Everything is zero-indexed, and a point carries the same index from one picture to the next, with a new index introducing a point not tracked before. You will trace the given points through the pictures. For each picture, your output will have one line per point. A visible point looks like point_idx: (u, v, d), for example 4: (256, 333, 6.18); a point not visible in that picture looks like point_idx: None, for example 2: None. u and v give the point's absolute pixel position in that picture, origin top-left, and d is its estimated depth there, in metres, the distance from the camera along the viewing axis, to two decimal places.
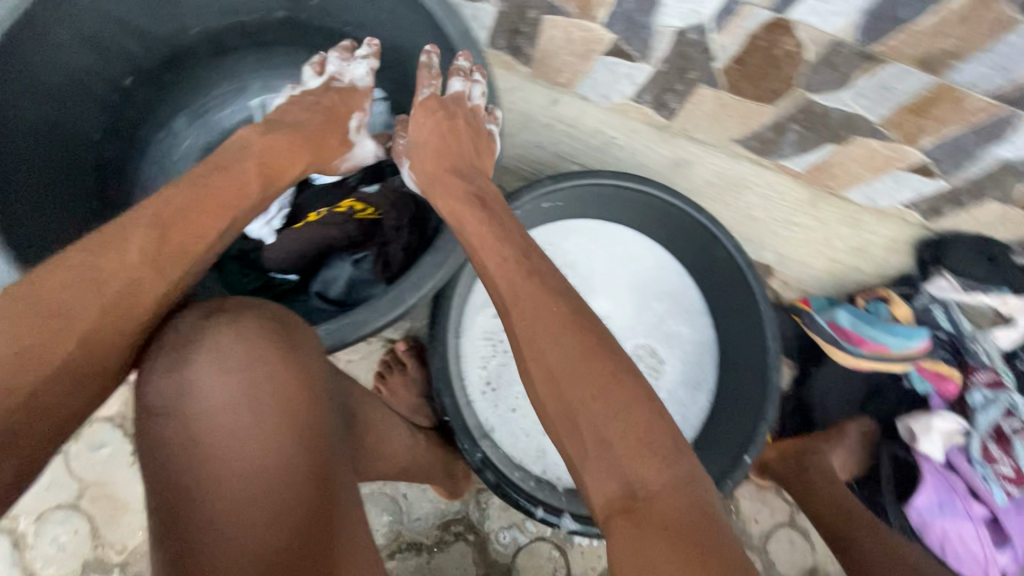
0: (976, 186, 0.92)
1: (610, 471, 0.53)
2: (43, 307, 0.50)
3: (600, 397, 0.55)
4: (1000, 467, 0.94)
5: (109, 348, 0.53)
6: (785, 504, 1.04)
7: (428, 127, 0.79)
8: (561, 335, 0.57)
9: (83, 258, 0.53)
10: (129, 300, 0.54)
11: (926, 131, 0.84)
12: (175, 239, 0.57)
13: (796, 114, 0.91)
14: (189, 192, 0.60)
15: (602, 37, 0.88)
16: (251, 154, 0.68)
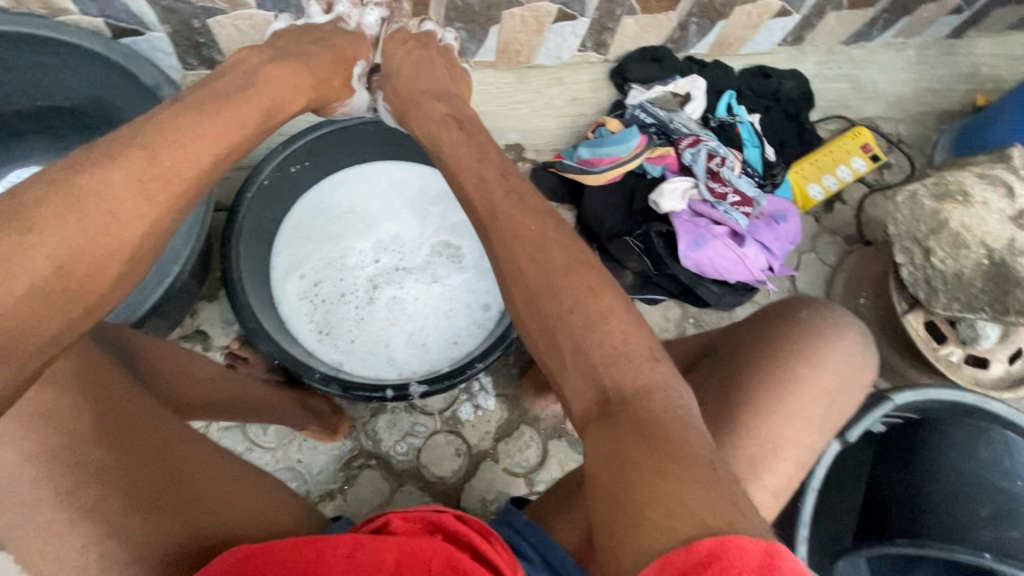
0: (606, 10, 1.18)
1: (586, 379, 0.63)
2: (59, 218, 0.57)
3: (573, 312, 0.65)
4: (727, 199, 1.21)
5: (97, 266, 0.59)
6: None
7: (401, 53, 0.97)
8: (530, 267, 0.68)
9: (72, 178, 0.59)
10: (114, 215, 0.60)
11: None
12: (163, 163, 0.64)
13: (450, 13, 1.10)
14: (180, 117, 0.69)
15: (265, 18, 1.02)
16: (257, 84, 0.78)
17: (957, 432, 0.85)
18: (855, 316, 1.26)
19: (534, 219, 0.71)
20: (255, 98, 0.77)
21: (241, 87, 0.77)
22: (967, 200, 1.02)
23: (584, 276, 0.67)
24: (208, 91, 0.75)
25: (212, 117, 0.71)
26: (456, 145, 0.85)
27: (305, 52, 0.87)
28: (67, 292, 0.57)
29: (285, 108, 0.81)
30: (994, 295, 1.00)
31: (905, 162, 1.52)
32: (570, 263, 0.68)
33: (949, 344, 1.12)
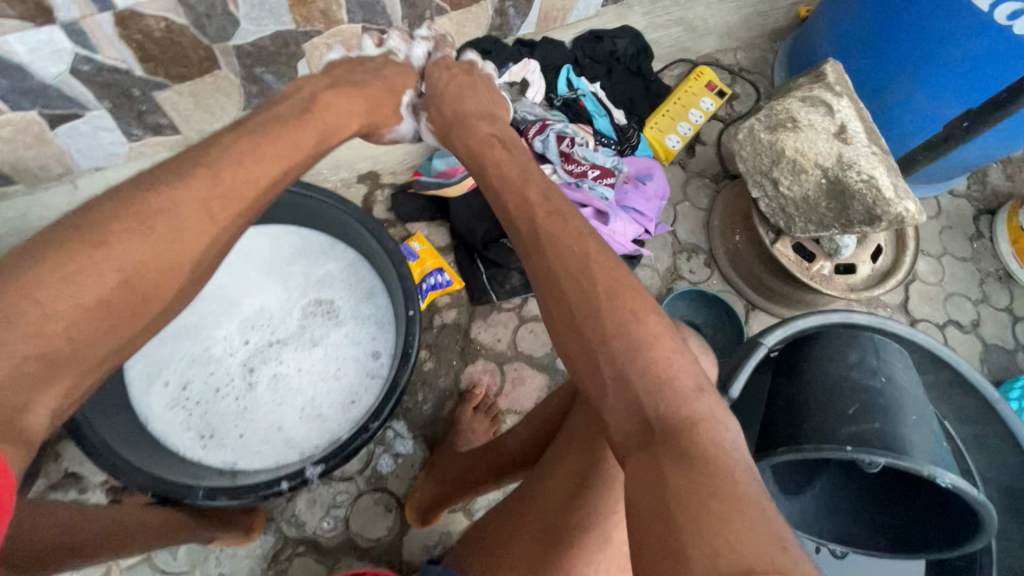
0: (414, 16, 1.13)
1: (625, 405, 0.61)
2: (131, 223, 0.58)
3: (615, 337, 0.65)
4: (587, 176, 1.22)
5: (159, 278, 0.61)
6: (511, 313, 1.22)
7: (446, 77, 1.06)
8: (573, 291, 0.70)
9: (142, 195, 0.60)
10: (181, 227, 0.62)
11: (329, 7, 1.01)
12: (225, 182, 0.66)
13: (244, 59, 1.02)
14: (252, 140, 0.71)
15: (29, 117, 0.92)
16: (313, 114, 0.83)
17: (831, 346, 0.85)
18: (735, 254, 1.29)
19: (576, 240, 0.74)
20: (310, 122, 0.80)
21: (300, 111, 0.81)
22: (796, 126, 1.06)
23: (632, 301, 0.68)
24: (260, 117, 0.77)
25: (273, 141, 0.73)
26: (499, 158, 0.92)
27: (366, 81, 0.97)
28: (126, 306, 0.58)
29: (334, 135, 0.84)
30: (839, 211, 1.02)
31: (751, 89, 1.59)
32: (614, 284, 0.70)
33: (818, 260, 1.18)
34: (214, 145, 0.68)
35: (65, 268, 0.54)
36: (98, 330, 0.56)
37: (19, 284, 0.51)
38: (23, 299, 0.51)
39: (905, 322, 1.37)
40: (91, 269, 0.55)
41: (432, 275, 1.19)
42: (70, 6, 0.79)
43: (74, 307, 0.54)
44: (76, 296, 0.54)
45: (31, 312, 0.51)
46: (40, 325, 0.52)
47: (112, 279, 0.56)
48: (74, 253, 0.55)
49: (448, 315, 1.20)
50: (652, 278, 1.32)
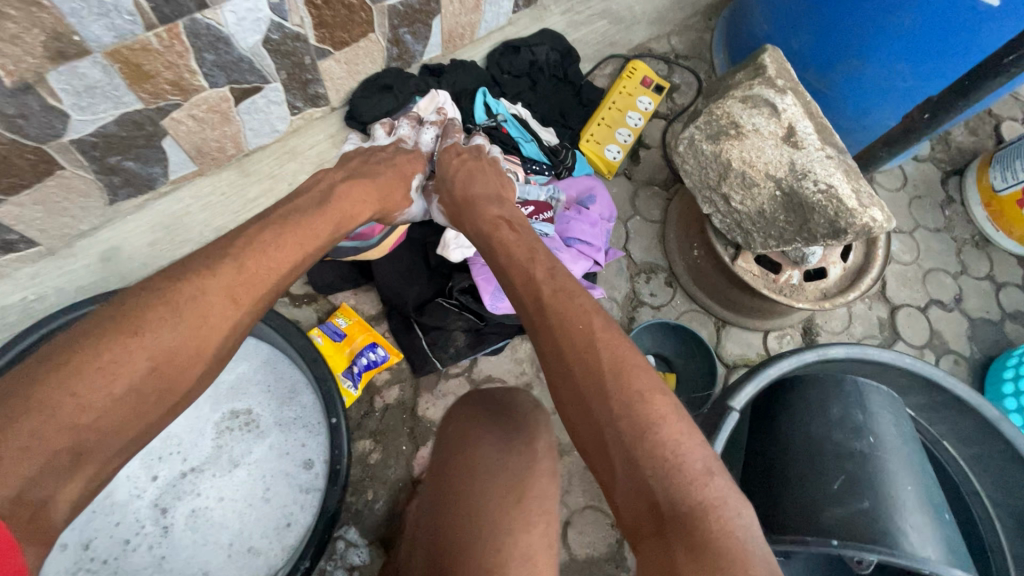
0: (292, 65, 0.98)
1: (634, 491, 0.58)
2: (156, 304, 0.61)
3: (623, 417, 0.61)
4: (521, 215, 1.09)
5: (184, 364, 0.62)
6: (460, 379, 1.10)
7: (456, 163, 1.01)
8: (579, 369, 0.66)
9: (175, 281, 0.64)
10: (206, 314, 0.64)
11: (182, 75, 0.85)
12: (249, 269, 0.68)
13: (95, 151, 0.86)
14: (270, 228, 0.74)
15: None
16: (321, 209, 0.81)
17: (813, 394, 0.74)
18: (696, 269, 1.18)
19: (582, 318, 0.70)
20: (329, 211, 0.81)
21: (318, 203, 0.81)
22: (739, 132, 0.93)
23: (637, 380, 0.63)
24: (281, 209, 0.78)
25: (290, 231, 0.75)
26: (508, 241, 0.85)
27: (375, 171, 0.93)
28: (157, 389, 0.60)
29: (348, 217, 0.84)
30: (799, 224, 0.90)
31: (690, 78, 1.46)
32: (617, 361, 0.65)
33: (786, 269, 1.07)
34: (247, 239, 0.70)
35: (101, 358, 0.56)
36: (127, 416, 0.58)
37: (60, 375, 0.54)
38: (58, 391, 0.53)
39: (886, 310, 1.28)
40: (122, 357, 0.57)
41: (363, 353, 1.04)
42: None
43: (108, 396, 0.56)
44: (110, 385, 0.56)
45: (69, 403, 0.54)
46: (75, 414, 0.54)
47: (143, 366, 0.58)
48: (109, 344, 0.57)
49: (390, 393, 1.06)
50: (610, 309, 1.20)
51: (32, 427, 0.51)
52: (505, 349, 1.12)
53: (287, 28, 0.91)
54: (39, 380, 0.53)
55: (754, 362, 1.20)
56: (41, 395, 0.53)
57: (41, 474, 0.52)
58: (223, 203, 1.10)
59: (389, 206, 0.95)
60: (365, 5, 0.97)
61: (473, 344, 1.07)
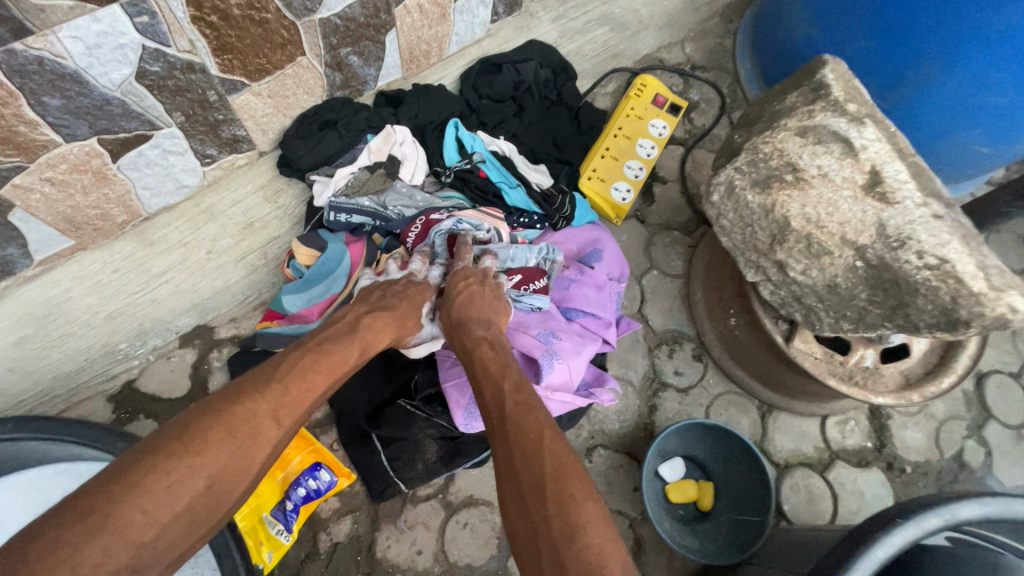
0: (191, 103, 0.72)
1: None
2: (211, 421, 0.50)
3: (555, 520, 0.45)
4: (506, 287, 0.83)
5: (237, 484, 0.51)
6: (434, 504, 0.84)
7: (467, 294, 0.73)
8: (519, 462, 0.50)
9: (237, 396, 0.53)
10: (257, 435, 0.52)
11: (15, 128, 0.61)
12: (295, 389, 0.57)
13: None
14: (309, 346, 0.62)
15: None
16: (303, 346, 0.62)
17: None
18: (732, 341, 0.92)
19: (530, 416, 0.55)
20: (357, 338, 0.66)
21: (345, 333, 0.66)
22: (800, 177, 0.68)
23: (576, 484, 0.48)
24: (315, 338, 0.64)
25: (328, 348, 0.62)
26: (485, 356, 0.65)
27: (395, 304, 0.72)
28: (210, 510, 0.50)
29: (376, 344, 0.67)
30: (890, 307, 0.65)
31: (710, 93, 1.20)
32: (567, 461, 0.50)
33: (857, 349, 0.82)
34: (297, 357, 0.60)
35: (168, 475, 0.47)
36: (180, 539, 0.48)
37: (127, 495, 0.45)
38: (123, 509, 0.44)
39: (972, 381, 1.01)
40: (187, 475, 0.47)
41: (301, 481, 0.79)
42: None
43: (171, 516, 0.46)
44: (168, 505, 0.46)
45: (134, 522, 0.44)
46: (135, 536, 0.44)
47: (199, 487, 0.48)
48: (173, 462, 0.47)
49: (341, 528, 0.82)
50: (625, 394, 0.94)
51: (96, 555, 0.42)
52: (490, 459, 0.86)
53: (171, 56, 0.65)
54: (104, 499, 0.44)
55: (812, 459, 0.94)
56: (105, 515, 0.43)
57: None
58: (117, 282, 0.83)
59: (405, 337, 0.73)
60: (285, 19, 0.71)
61: (447, 459, 0.81)
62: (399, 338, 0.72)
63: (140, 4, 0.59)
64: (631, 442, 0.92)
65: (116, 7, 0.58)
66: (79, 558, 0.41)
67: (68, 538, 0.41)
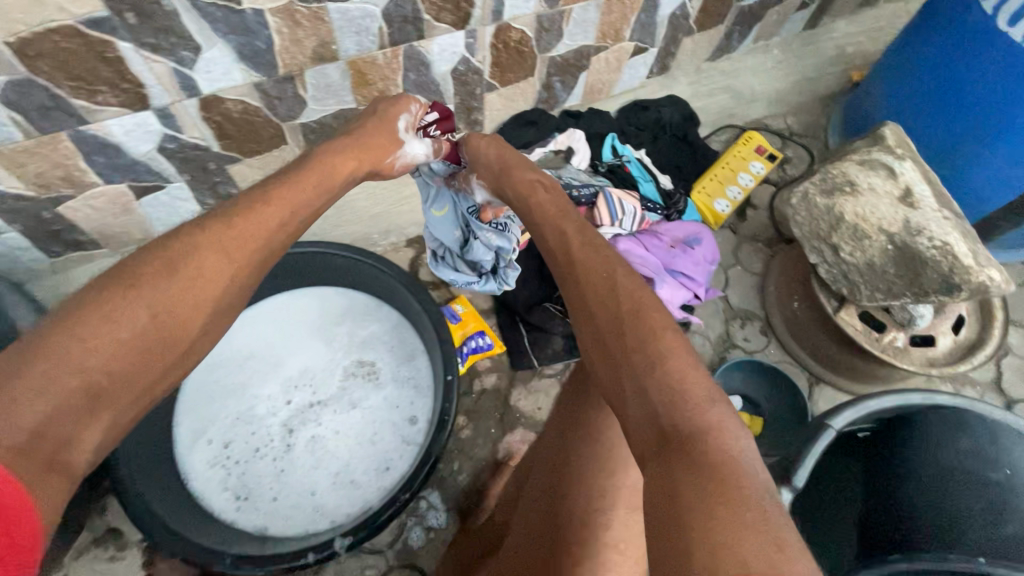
0: (466, 92, 1.20)
1: (643, 415, 0.56)
2: (149, 268, 0.59)
3: (637, 352, 0.60)
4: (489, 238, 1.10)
5: (185, 314, 0.60)
6: (553, 380, 1.18)
7: (487, 145, 0.95)
8: (599, 307, 0.65)
9: (168, 241, 0.62)
10: (199, 271, 0.62)
11: (388, 88, 1.10)
12: (236, 226, 0.66)
13: (313, 136, 1.12)
14: (252, 193, 0.70)
15: (121, 190, 1.02)
16: (302, 165, 0.76)
17: (939, 426, 0.76)
18: (794, 321, 1.21)
19: (602, 263, 0.69)
20: (316, 167, 0.77)
21: (305, 161, 0.77)
22: (855, 189, 1.00)
23: (654, 326, 0.61)
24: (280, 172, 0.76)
25: (275, 188, 0.71)
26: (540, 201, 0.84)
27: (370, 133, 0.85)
28: (165, 338, 0.59)
29: (336, 173, 0.78)
30: (909, 279, 0.96)
31: (803, 153, 1.56)
32: (643, 302, 0.64)
33: (891, 330, 1.08)
34: (244, 202, 0.68)
35: (102, 307, 0.55)
36: (138, 361, 0.56)
37: (66, 327, 0.52)
38: (66, 337, 0.52)
39: (1002, 402, 1.21)
40: (125, 307, 0.56)
41: (472, 338, 1.17)
42: (162, 93, 0.89)
43: (113, 341, 0.54)
44: (114, 332, 0.55)
45: (86, 341, 0.53)
46: (88, 358, 0.52)
47: (143, 316, 0.57)
48: (112, 297, 0.56)
49: (488, 379, 1.17)
50: (703, 344, 1.25)
51: (38, 374, 0.49)
52: None
53: (472, 63, 1.14)
54: (44, 333, 0.52)
55: None
56: (46, 345, 0.51)
57: (60, 412, 0.50)
58: None
59: (380, 166, 0.87)
60: (533, 53, 1.19)
61: (570, 349, 1.17)
62: (371, 167, 0.85)
63: (473, 33, 1.07)
64: None
65: (462, 32, 1.06)
66: (26, 373, 0.49)
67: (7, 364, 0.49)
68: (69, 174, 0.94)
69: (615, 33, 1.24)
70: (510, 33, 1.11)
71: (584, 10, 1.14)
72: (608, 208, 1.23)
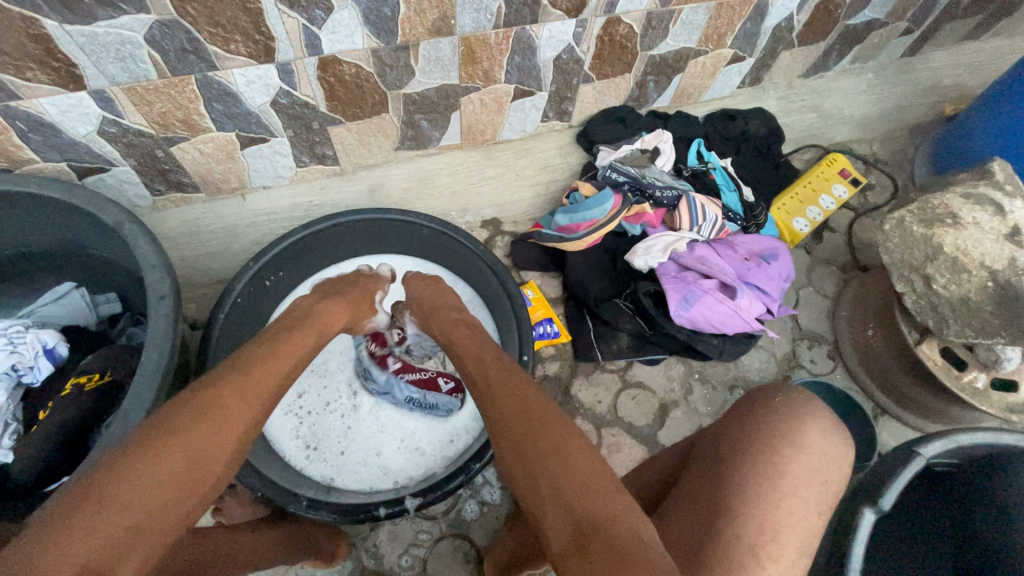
0: (563, 81, 1.21)
1: (563, 516, 0.55)
2: (181, 411, 0.61)
3: (550, 455, 0.60)
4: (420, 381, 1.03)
5: (218, 454, 0.61)
6: (614, 376, 1.19)
7: (423, 289, 1.00)
8: (516, 425, 0.65)
9: (197, 387, 0.65)
10: (228, 411, 0.63)
11: (492, 69, 1.11)
12: (259, 372, 0.69)
13: (411, 108, 1.14)
14: (267, 340, 0.76)
15: (228, 138, 1.06)
16: (300, 313, 0.85)
17: None
18: (865, 348, 1.19)
19: (519, 383, 0.73)
20: (314, 320, 0.84)
21: (304, 316, 0.84)
22: (957, 223, 0.98)
23: (563, 438, 0.62)
24: (279, 326, 0.81)
25: (288, 341, 0.77)
26: (465, 344, 0.85)
27: (347, 292, 0.94)
28: (196, 479, 0.58)
29: (329, 327, 0.86)
30: (1006, 319, 0.93)
31: (886, 181, 1.52)
32: (549, 417, 0.66)
33: (971, 370, 1.04)
34: (261, 354, 0.72)
35: (144, 454, 0.56)
36: (176, 504, 0.56)
37: (105, 481, 0.53)
38: (108, 488, 0.52)
39: None
40: (164, 453, 0.57)
41: (539, 326, 1.20)
42: (288, 50, 0.92)
43: (154, 484, 0.55)
44: (154, 477, 0.55)
45: (119, 493, 0.52)
46: (129, 504, 0.52)
47: (179, 458, 0.57)
48: (148, 444, 0.57)
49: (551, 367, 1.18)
50: (767, 361, 1.24)
51: (83, 527, 0.49)
52: (660, 363, 1.21)
53: (577, 52, 1.14)
54: (90, 485, 0.52)
55: None
56: (93, 499, 0.51)
57: (94, 564, 0.48)
58: (464, 172, 1.32)
59: (361, 319, 0.95)
60: (635, 49, 1.19)
61: (636, 348, 1.17)
62: (353, 321, 0.93)
63: (585, 23, 1.07)
64: None
65: (575, 21, 1.06)
66: (72, 526, 0.49)
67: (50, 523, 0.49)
68: (188, 117, 0.98)
69: (718, 39, 1.23)
70: (618, 27, 1.11)
71: (694, 11, 1.13)
72: (690, 214, 1.22)
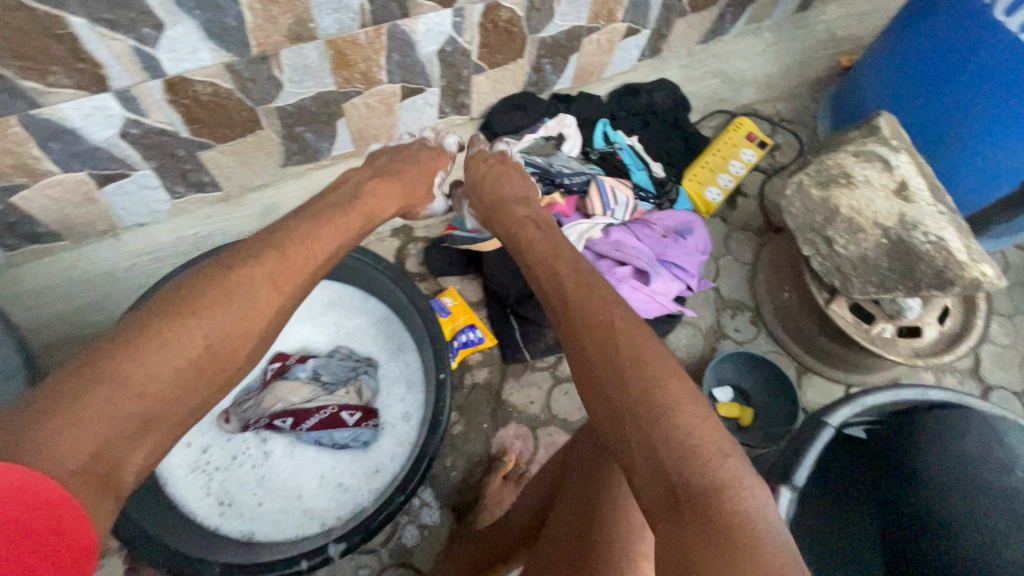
0: (452, 75, 1.14)
1: (650, 471, 0.49)
2: (205, 293, 0.58)
3: (630, 371, 0.55)
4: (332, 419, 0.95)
5: (238, 344, 0.59)
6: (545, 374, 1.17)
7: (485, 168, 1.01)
8: (588, 331, 0.60)
9: (226, 270, 0.61)
10: (253, 301, 0.61)
11: (371, 70, 1.03)
12: (295, 258, 0.66)
13: (289, 121, 1.05)
14: (309, 221, 0.72)
15: (78, 178, 0.94)
16: (360, 192, 0.84)
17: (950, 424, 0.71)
18: (783, 310, 1.22)
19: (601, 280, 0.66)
20: (358, 206, 0.81)
21: (349, 199, 0.81)
22: (851, 182, 0.99)
23: (655, 352, 0.56)
24: (317, 208, 0.77)
25: (326, 224, 0.73)
26: (531, 236, 0.82)
27: (399, 169, 0.93)
28: (212, 368, 0.56)
29: (376, 215, 0.84)
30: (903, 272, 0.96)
31: (792, 140, 1.54)
32: (642, 332, 0.59)
33: (878, 322, 1.07)
34: (296, 236, 0.68)
35: (162, 333, 0.53)
36: (185, 393, 0.54)
37: (121, 353, 0.51)
38: (122, 363, 0.50)
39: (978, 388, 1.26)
40: (186, 335, 0.54)
41: (463, 332, 1.14)
42: (122, 74, 0.82)
43: (171, 368, 0.53)
44: (171, 358, 0.53)
45: (130, 374, 0.50)
46: (137, 387, 0.50)
47: (198, 344, 0.55)
48: (167, 321, 0.54)
49: (479, 374, 1.15)
50: (694, 335, 1.25)
51: (99, 400, 0.48)
52: None
53: (460, 43, 1.07)
54: (108, 353, 0.50)
55: None
56: (105, 367, 0.49)
57: (106, 450, 0.47)
58: None
59: (415, 201, 0.96)
60: (523, 33, 1.13)
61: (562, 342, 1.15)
62: (406, 202, 0.92)
63: (462, 12, 1.01)
64: (693, 371, 1.22)
65: (450, 10, 0.99)
66: (84, 398, 0.47)
67: (58, 390, 0.47)
68: (21, 163, 0.86)
69: (608, 14, 1.19)
70: (499, 12, 1.05)
71: None
72: (600, 197, 1.20)
